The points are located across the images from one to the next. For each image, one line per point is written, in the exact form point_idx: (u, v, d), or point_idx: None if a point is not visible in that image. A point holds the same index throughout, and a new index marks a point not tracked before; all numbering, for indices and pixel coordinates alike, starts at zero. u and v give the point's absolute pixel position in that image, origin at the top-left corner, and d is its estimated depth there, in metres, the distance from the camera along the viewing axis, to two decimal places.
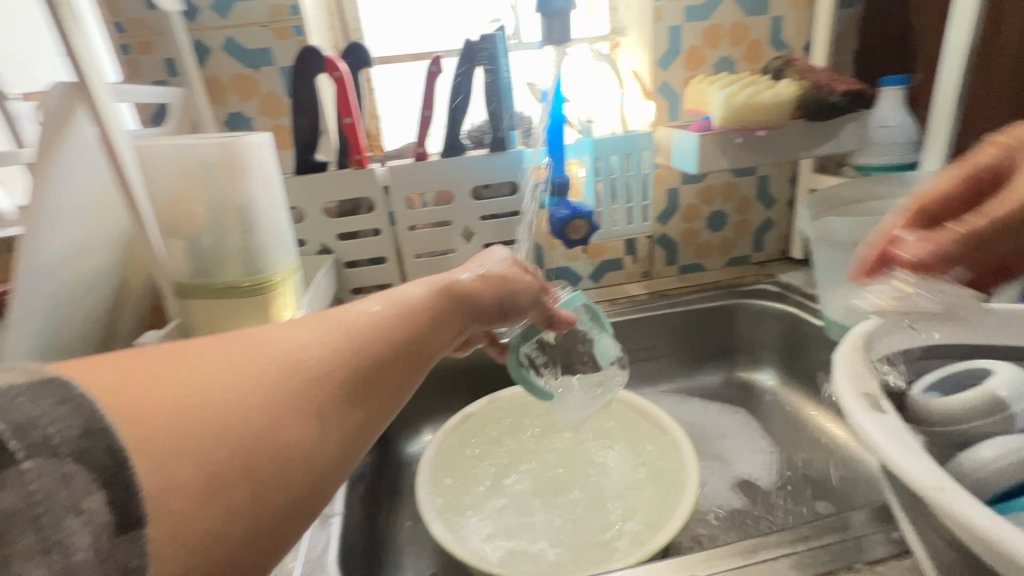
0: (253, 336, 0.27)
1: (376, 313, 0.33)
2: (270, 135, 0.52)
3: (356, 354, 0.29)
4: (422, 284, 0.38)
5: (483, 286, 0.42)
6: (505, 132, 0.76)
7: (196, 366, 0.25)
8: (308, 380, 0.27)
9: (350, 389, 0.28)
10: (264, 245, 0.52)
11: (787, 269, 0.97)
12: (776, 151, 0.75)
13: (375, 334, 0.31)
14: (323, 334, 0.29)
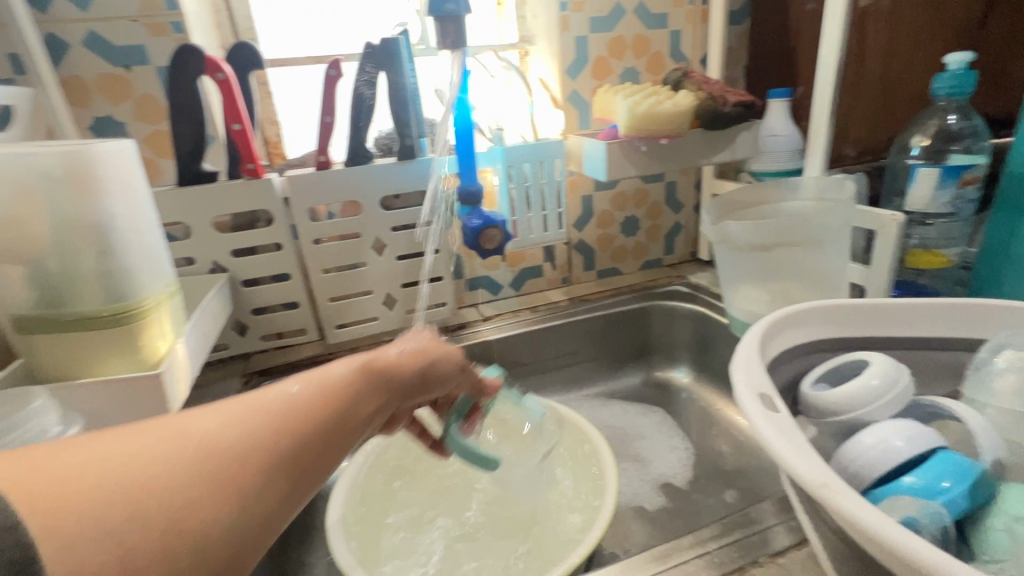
0: (174, 421, 0.27)
1: (299, 392, 0.31)
2: (131, 142, 0.46)
3: (277, 436, 0.29)
4: (350, 360, 0.36)
5: (418, 356, 0.40)
6: (413, 140, 0.73)
7: (105, 456, 0.24)
8: (228, 465, 0.26)
9: (271, 471, 0.28)
10: (129, 268, 0.45)
11: (696, 270, 1.02)
12: (679, 159, 0.78)
13: (298, 415, 0.30)
14: (245, 417, 0.29)
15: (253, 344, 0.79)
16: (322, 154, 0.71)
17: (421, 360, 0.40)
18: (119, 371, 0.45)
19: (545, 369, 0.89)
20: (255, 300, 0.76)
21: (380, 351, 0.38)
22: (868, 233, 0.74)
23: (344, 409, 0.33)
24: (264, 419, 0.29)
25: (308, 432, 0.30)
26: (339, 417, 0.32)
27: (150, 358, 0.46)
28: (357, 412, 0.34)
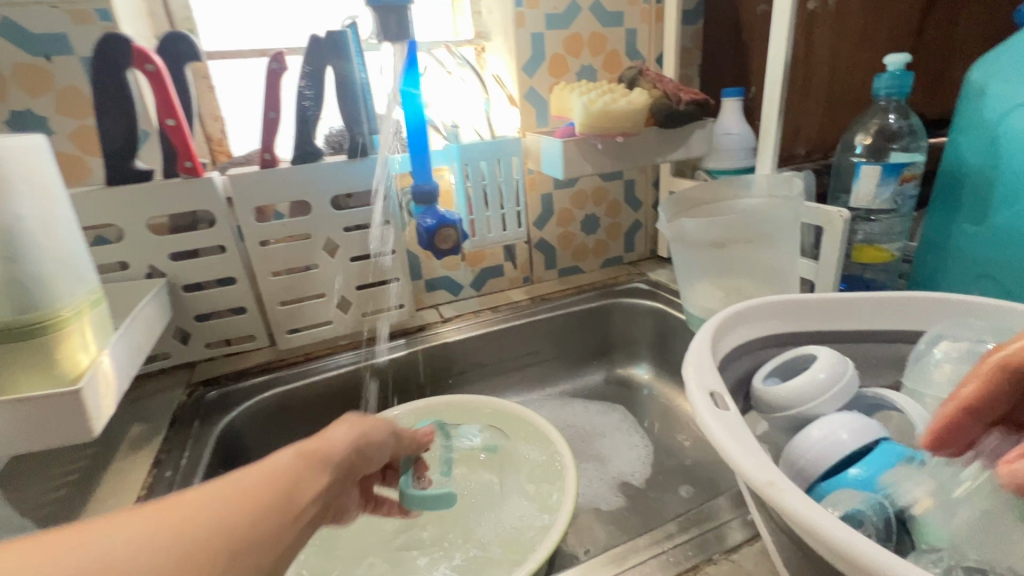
0: (100, 530, 0.25)
1: (242, 487, 0.30)
2: (44, 138, 0.43)
3: (222, 539, 0.27)
4: (291, 448, 0.35)
5: (353, 433, 0.40)
6: (364, 137, 0.71)
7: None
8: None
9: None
10: (41, 275, 0.41)
11: (656, 267, 1.03)
12: (634, 157, 0.78)
13: (243, 514, 0.29)
14: (186, 518, 0.27)
15: (197, 353, 0.75)
16: (267, 152, 0.68)
17: (356, 435, 0.40)
18: (34, 389, 0.41)
19: (506, 370, 0.88)
20: (197, 306, 0.72)
21: (320, 436, 0.37)
22: (817, 229, 0.76)
23: (285, 495, 0.31)
24: (206, 515, 0.27)
25: (254, 523, 0.29)
26: (283, 503, 0.31)
27: (69, 373, 0.43)
28: (299, 495, 0.32)
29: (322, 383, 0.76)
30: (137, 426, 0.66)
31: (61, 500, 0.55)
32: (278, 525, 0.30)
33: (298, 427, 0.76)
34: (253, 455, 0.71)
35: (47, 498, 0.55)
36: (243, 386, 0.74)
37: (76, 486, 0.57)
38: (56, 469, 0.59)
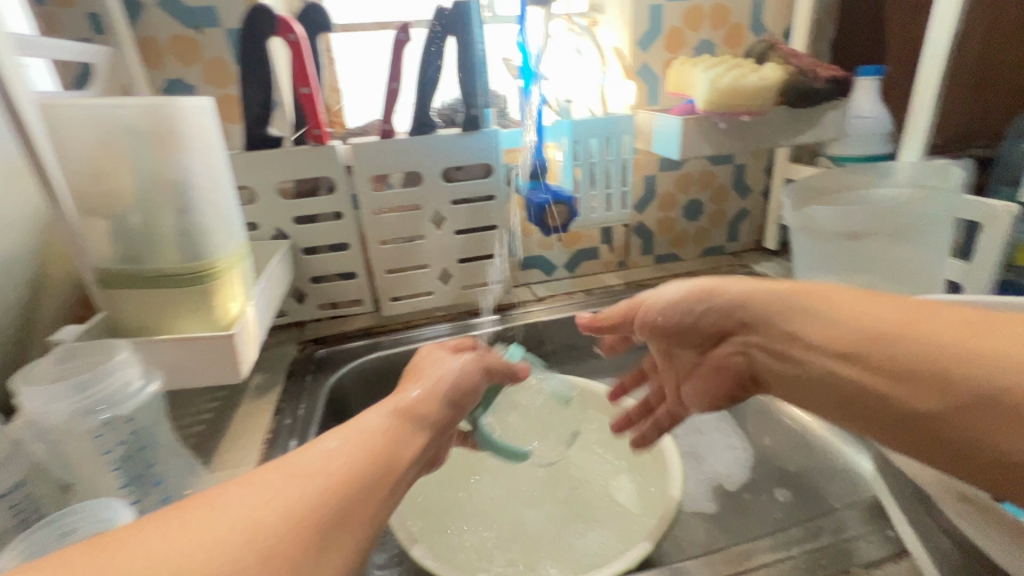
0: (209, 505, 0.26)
1: (331, 452, 0.31)
2: (210, 100, 0.45)
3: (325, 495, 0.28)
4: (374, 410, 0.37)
5: (434, 391, 0.41)
6: (479, 110, 0.71)
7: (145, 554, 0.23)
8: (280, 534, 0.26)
9: (322, 531, 0.27)
10: (204, 226, 0.44)
11: (761, 260, 0.97)
12: (757, 138, 0.73)
13: (337, 478, 0.30)
14: (296, 489, 0.28)
15: (309, 312, 0.80)
16: (387, 123, 0.70)
17: (443, 396, 0.41)
18: (195, 332, 0.45)
19: (597, 354, 0.87)
20: (314, 269, 0.76)
21: (402, 395, 0.39)
22: (969, 226, 0.68)
23: (389, 459, 0.33)
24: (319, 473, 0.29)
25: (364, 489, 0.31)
26: (387, 464, 0.33)
27: (220, 319, 0.46)
28: (401, 454, 0.34)
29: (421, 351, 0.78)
30: (258, 374, 0.72)
31: (198, 435, 0.61)
32: (378, 484, 0.32)
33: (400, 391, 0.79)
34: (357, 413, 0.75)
35: (188, 430, 0.61)
36: (349, 347, 0.77)
37: (210, 424, 0.62)
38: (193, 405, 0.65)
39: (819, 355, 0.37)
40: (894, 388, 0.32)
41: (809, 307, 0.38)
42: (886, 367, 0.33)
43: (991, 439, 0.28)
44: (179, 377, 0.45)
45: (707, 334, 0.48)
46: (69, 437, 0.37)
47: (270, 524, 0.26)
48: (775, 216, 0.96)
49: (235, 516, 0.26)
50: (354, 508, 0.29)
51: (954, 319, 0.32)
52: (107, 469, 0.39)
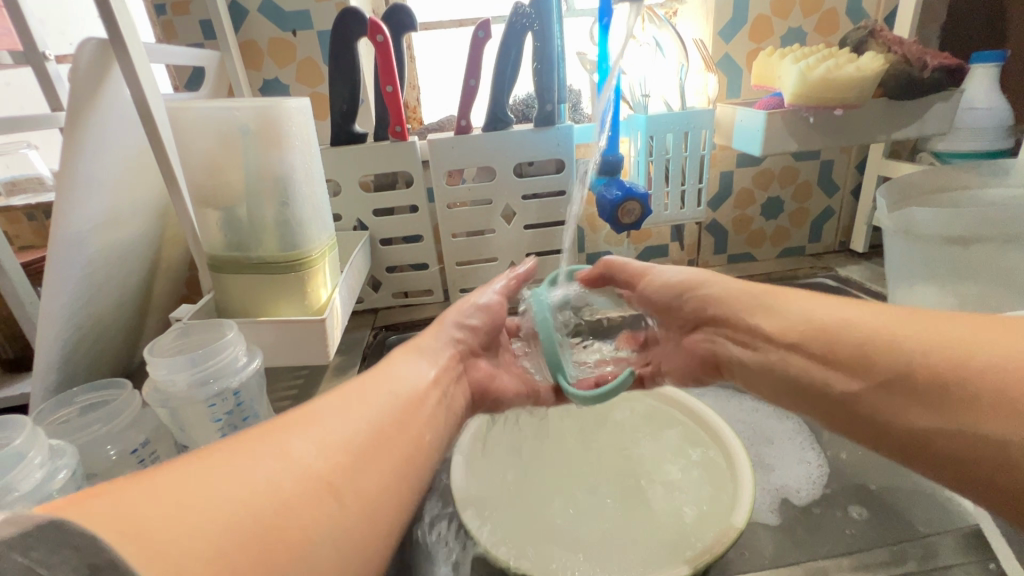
0: (263, 434, 0.31)
1: (362, 391, 0.37)
2: (309, 101, 0.49)
3: (365, 422, 0.34)
4: (398, 362, 0.43)
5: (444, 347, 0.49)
6: (554, 106, 0.71)
7: (219, 464, 0.27)
8: (331, 447, 0.31)
9: (364, 445, 0.33)
10: (301, 219, 0.48)
11: (846, 263, 0.90)
12: (850, 134, 0.68)
13: (370, 408, 0.36)
14: (339, 417, 0.34)
15: (384, 300, 0.83)
16: (463, 119, 0.71)
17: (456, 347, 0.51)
18: (291, 315, 0.49)
19: None
20: (389, 258, 0.79)
21: (416, 347, 0.47)
22: None
23: (404, 407, 0.38)
24: (340, 421, 0.33)
25: (384, 431, 0.35)
26: (402, 412, 0.37)
27: (313, 305, 0.50)
28: (419, 393, 0.41)
29: None
30: (337, 356, 0.76)
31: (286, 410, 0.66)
32: (405, 413, 0.38)
33: None
34: None
35: (276, 405, 0.66)
36: None
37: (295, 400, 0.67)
38: (280, 382, 0.71)
39: (778, 345, 0.43)
40: (837, 374, 0.38)
41: (770, 305, 0.46)
42: (830, 354, 0.39)
43: (905, 414, 0.34)
44: (274, 356, 0.49)
45: (686, 320, 0.55)
46: (187, 403, 0.42)
47: (307, 449, 0.30)
48: (865, 217, 0.89)
49: (273, 453, 0.29)
50: (378, 446, 0.34)
51: (887, 316, 0.37)
52: (217, 434, 0.44)
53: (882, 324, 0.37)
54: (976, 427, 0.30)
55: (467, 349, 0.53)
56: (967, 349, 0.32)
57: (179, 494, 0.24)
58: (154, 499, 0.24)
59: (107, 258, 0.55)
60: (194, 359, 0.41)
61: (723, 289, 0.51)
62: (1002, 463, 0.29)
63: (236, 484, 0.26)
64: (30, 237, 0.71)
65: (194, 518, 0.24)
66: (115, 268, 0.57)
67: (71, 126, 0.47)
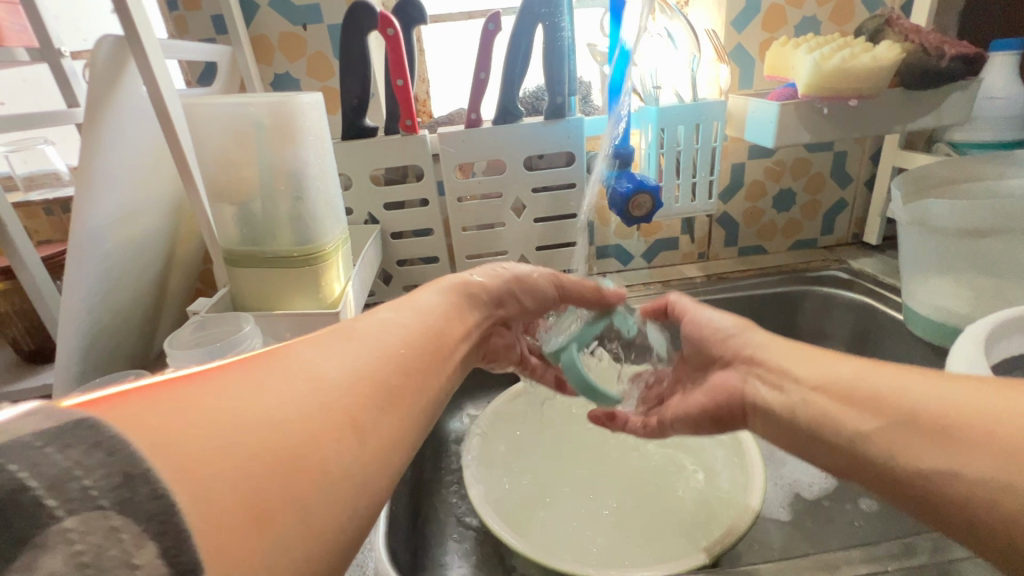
0: (293, 354, 0.30)
1: (392, 321, 0.37)
2: (322, 95, 0.49)
3: (392, 353, 0.34)
4: (427, 291, 0.43)
5: (496, 279, 0.48)
6: (564, 99, 0.71)
7: (248, 380, 0.27)
8: (360, 372, 0.31)
9: (391, 374, 0.33)
10: (315, 213, 0.49)
11: (858, 255, 0.90)
12: (865, 124, 0.67)
13: (400, 338, 0.36)
14: (369, 345, 0.33)
15: (395, 293, 0.84)
16: (473, 112, 0.71)
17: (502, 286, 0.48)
18: (305, 308, 0.50)
19: None
20: (400, 252, 0.80)
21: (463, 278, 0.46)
22: None
23: (423, 345, 0.37)
24: (361, 354, 0.32)
25: (405, 367, 0.34)
26: (422, 350, 0.36)
27: (327, 298, 0.50)
28: (446, 331, 0.40)
29: None
30: None
31: None
32: (431, 348, 0.37)
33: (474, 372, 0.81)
34: None
35: None
36: None
37: None
38: None
39: (802, 379, 0.39)
40: (846, 412, 0.35)
41: (803, 351, 0.42)
42: (844, 397, 0.36)
43: (913, 454, 0.31)
44: (290, 349, 0.49)
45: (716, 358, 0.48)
46: None
47: (338, 372, 0.30)
48: (879, 208, 0.88)
49: (295, 380, 0.28)
50: (400, 383, 0.33)
51: (916, 373, 0.35)
52: None
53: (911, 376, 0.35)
54: (976, 468, 0.29)
55: (505, 316, 0.50)
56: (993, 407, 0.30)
57: (201, 414, 0.23)
58: (179, 415, 0.23)
59: (125, 252, 0.56)
60: (210, 353, 0.42)
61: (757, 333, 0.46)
62: (1005, 517, 0.27)
63: (260, 408, 0.25)
64: (48, 232, 0.72)
65: (223, 423, 0.23)
66: (132, 262, 0.58)
67: (89, 122, 0.48)
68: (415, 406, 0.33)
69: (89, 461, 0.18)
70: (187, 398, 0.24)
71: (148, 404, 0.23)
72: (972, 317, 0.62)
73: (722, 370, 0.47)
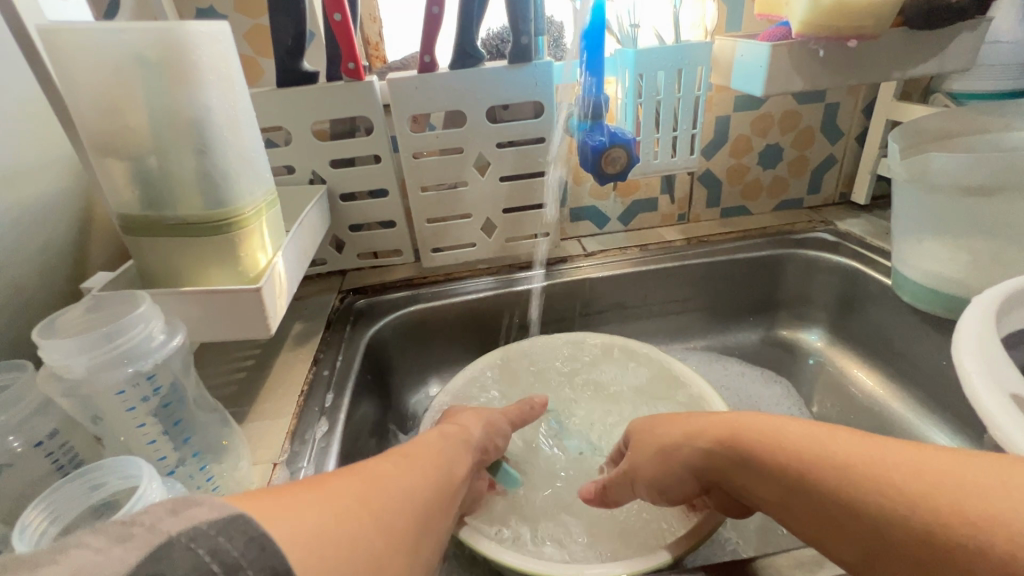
0: (366, 474, 0.32)
1: (426, 457, 0.39)
2: (226, 25, 0.40)
3: (432, 490, 0.36)
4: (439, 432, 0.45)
5: (481, 419, 0.51)
6: (530, 39, 0.62)
7: (339, 495, 0.29)
8: (412, 508, 0.33)
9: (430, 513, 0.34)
10: (228, 169, 0.41)
11: (845, 216, 0.85)
12: (864, 70, 0.61)
13: (436, 475, 0.38)
14: (414, 480, 0.35)
15: (350, 261, 0.77)
16: (427, 54, 0.62)
17: (484, 424, 0.51)
18: (222, 284, 0.43)
19: (648, 315, 0.81)
20: (352, 216, 0.72)
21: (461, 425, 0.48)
22: None
23: (443, 465, 0.40)
24: (402, 473, 0.35)
25: (432, 488, 0.36)
26: (441, 467, 0.39)
27: (250, 270, 0.43)
28: (456, 471, 0.42)
29: (458, 306, 0.74)
30: (298, 323, 0.69)
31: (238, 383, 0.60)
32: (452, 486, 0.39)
33: (437, 345, 0.75)
34: (397, 366, 0.72)
35: (229, 378, 0.60)
36: (387, 299, 0.73)
37: (251, 371, 0.61)
38: (233, 353, 0.64)
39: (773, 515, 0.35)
40: (827, 540, 0.31)
41: (747, 462, 0.36)
42: (814, 522, 0.31)
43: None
44: (204, 332, 0.43)
45: (676, 480, 0.43)
46: (94, 392, 0.36)
47: (399, 505, 0.32)
48: (869, 165, 0.83)
49: (363, 484, 0.31)
50: (432, 501, 0.35)
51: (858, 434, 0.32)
52: (135, 423, 0.38)
53: (875, 465, 0.30)
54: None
55: (485, 460, 0.50)
56: (978, 512, 0.25)
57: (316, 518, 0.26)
58: (284, 517, 0.25)
59: (15, 221, 0.47)
60: (66, 350, 0.34)
61: (690, 448, 0.41)
62: None
63: (347, 505, 0.28)
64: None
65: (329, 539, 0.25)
66: (29, 234, 0.49)
67: None
68: (441, 526, 0.35)
69: (250, 555, 0.22)
70: (297, 497, 0.27)
71: (280, 503, 0.26)
72: (967, 283, 0.58)
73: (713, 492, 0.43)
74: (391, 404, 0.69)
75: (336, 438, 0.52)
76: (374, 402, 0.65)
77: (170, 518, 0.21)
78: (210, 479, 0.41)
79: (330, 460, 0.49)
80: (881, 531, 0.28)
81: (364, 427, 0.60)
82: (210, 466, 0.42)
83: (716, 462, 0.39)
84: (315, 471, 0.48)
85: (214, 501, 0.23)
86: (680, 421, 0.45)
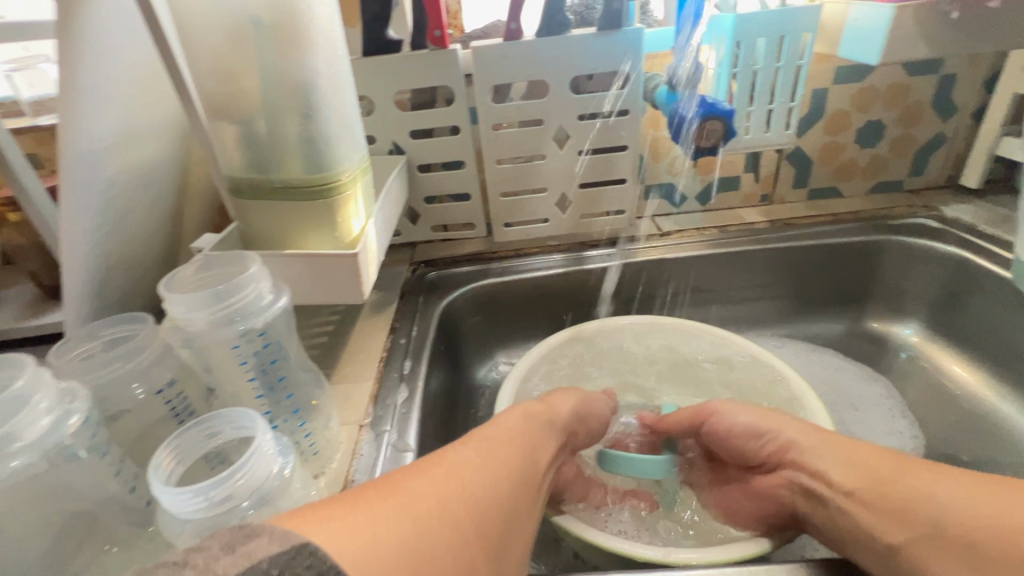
0: (443, 458, 0.33)
1: (503, 427, 0.40)
2: None
3: (512, 457, 0.37)
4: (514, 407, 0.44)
5: (559, 410, 0.47)
6: (621, 3, 0.59)
7: (418, 484, 0.30)
8: (488, 476, 0.34)
9: (516, 479, 0.36)
10: (329, 135, 0.41)
11: (951, 200, 0.77)
12: (1003, 34, 0.54)
13: (514, 443, 0.39)
14: (492, 457, 0.36)
15: (423, 233, 0.77)
16: (513, 22, 0.61)
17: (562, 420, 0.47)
18: (320, 248, 0.44)
19: (725, 300, 0.77)
20: (427, 188, 0.72)
21: (542, 403, 0.46)
22: None
23: (529, 450, 0.39)
24: (482, 462, 0.34)
25: (517, 474, 0.36)
26: (525, 453, 0.39)
27: (345, 237, 0.44)
28: (541, 449, 0.41)
29: (529, 282, 0.73)
30: (373, 292, 0.71)
31: (321, 347, 0.61)
32: (537, 453, 0.40)
33: (506, 320, 0.75)
34: (468, 339, 0.73)
35: (312, 341, 0.62)
36: (458, 272, 0.74)
37: (332, 336, 0.62)
38: (314, 319, 0.66)
39: (835, 495, 0.38)
40: (883, 528, 0.34)
41: (845, 456, 0.40)
42: (894, 518, 0.34)
43: None
44: (303, 295, 0.44)
45: (759, 458, 0.46)
46: (212, 344, 0.38)
47: (473, 479, 0.32)
48: (987, 144, 0.75)
49: (446, 481, 0.31)
50: (517, 495, 0.35)
51: (966, 484, 0.33)
52: (245, 376, 0.40)
53: (972, 511, 0.32)
54: None
55: (573, 444, 0.49)
56: None
57: (390, 516, 0.26)
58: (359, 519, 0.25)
59: (130, 183, 0.50)
60: (184, 304, 0.36)
61: (795, 430, 0.44)
62: None
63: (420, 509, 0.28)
64: (32, 147, 0.59)
65: (400, 525, 0.26)
66: (140, 196, 0.52)
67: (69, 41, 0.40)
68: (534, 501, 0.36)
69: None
70: (368, 508, 0.26)
71: (343, 513, 0.26)
72: None
73: (764, 476, 0.46)
74: (462, 375, 0.70)
75: (416, 404, 0.53)
76: (447, 373, 0.66)
77: (227, 557, 0.21)
78: (307, 435, 0.43)
79: (411, 425, 0.50)
80: (938, 530, 0.32)
81: (438, 397, 0.60)
82: (309, 423, 0.44)
83: (811, 448, 0.42)
84: (397, 435, 0.49)
85: (275, 532, 0.23)
86: (777, 414, 0.47)
